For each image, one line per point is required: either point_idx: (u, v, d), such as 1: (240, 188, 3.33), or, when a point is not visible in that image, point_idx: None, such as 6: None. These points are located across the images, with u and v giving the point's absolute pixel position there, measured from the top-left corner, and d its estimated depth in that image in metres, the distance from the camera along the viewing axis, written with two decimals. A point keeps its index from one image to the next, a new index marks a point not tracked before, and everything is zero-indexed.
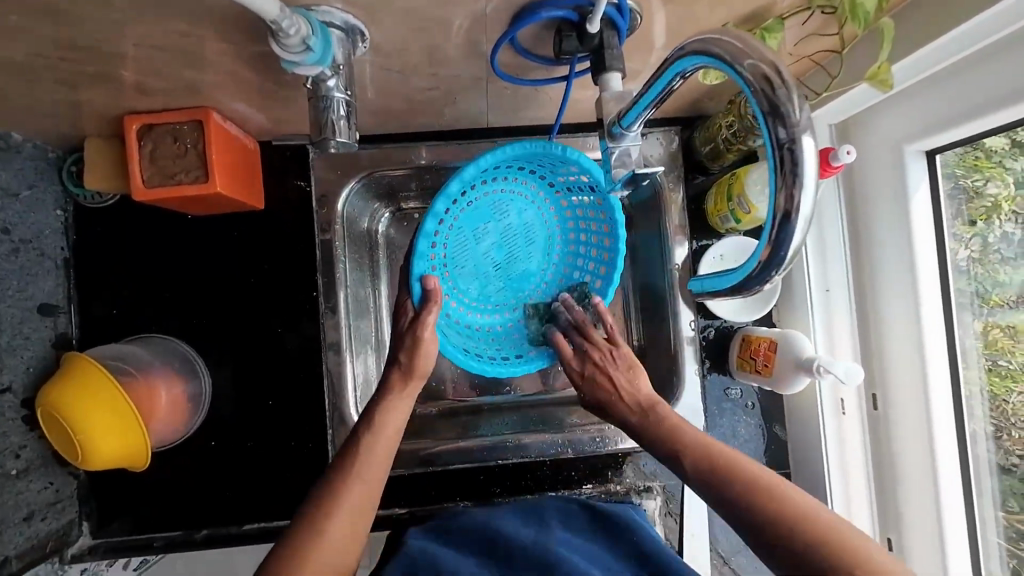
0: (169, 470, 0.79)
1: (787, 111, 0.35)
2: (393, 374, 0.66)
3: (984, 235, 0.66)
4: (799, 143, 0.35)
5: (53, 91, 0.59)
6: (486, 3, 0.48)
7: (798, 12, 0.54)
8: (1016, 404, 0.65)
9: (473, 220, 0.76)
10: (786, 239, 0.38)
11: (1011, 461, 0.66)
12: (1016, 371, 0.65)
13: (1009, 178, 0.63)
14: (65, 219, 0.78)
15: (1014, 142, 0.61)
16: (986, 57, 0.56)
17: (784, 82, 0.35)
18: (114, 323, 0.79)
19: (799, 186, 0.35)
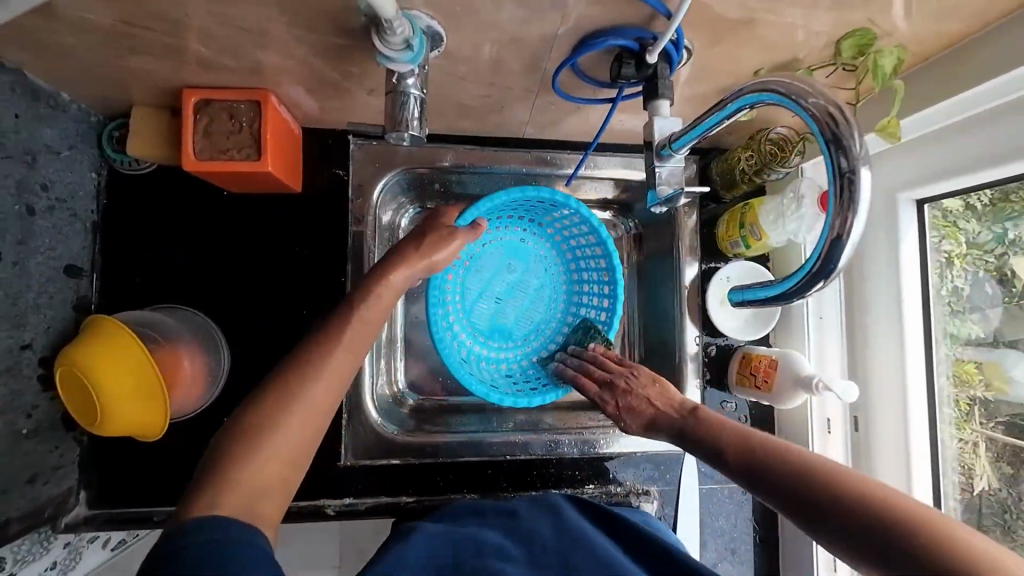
0: (178, 445, 0.78)
1: (849, 145, 0.41)
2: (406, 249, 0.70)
3: (941, 287, 0.75)
4: (859, 174, 0.41)
5: (122, 57, 0.61)
6: (560, 25, 0.53)
7: (825, 66, 0.61)
8: (959, 447, 0.74)
9: (503, 255, 0.92)
10: (835, 255, 0.43)
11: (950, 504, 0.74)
12: (959, 418, 0.74)
13: (961, 239, 0.73)
14: (98, 182, 0.78)
15: (966, 206, 0.71)
16: (974, 124, 0.65)
17: (846, 120, 0.41)
18: (137, 292, 0.79)
19: (854, 211, 0.41)
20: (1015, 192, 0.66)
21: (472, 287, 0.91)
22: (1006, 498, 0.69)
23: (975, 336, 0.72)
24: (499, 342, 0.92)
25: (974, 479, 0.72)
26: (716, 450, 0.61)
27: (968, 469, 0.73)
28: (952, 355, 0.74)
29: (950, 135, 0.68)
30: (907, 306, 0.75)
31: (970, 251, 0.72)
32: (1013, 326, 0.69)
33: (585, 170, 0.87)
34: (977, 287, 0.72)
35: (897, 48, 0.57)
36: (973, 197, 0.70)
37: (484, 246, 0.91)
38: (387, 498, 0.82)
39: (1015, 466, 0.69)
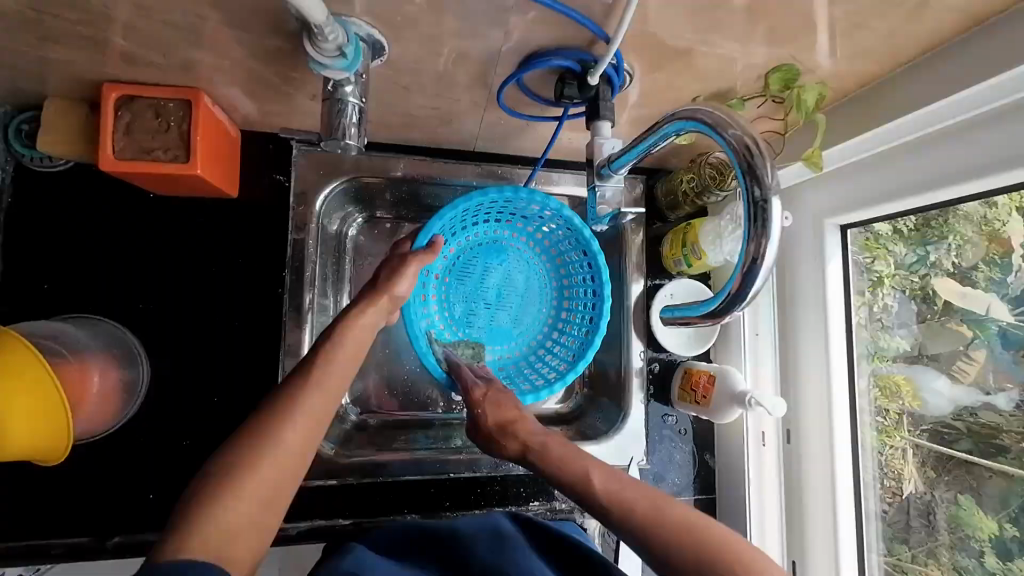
0: (86, 469, 0.71)
1: (762, 174, 0.43)
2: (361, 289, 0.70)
3: (872, 305, 0.80)
4: (769, 202, 0.43)
5: (30, 44, 0.56)
6: (503, 43, 0.54)
7: (756, 97, 0.65)
8: (890, 454, 0.78)
9: (483, 260, 0.89)
10: (751, 278, 0.46)
11: (883, 507, 0.78)
12: (888, 426, 0.78)
13: (891, 260, 0.78)
14: (3, 178, 0.71)
15: (895, 229, 0.76)
16: (888, 158, 0.71)
17: (761, 150, 0.43)
18: (45, 300, 0.72)
19: (767, 237, 0.44)
20: (933, 218, 0.71)
21: (460, 288, 0.88)
22: (930, 500, 0.74)
23: (903, 350, 0.77)
24: (500, 342, 0.90)
25: (901, 483, 0.77)
26: (653, 544, 0.58)
27: (896, 474, 0.77)
28: (873, 371, 0.80)
29: (869, 168, 0.73)
30: (831, 327, 0.80)
31: (898, 271, 0.77)
32: (933, 340, 0.74)
33: (536, 185, 0.88)
34: (904, 305, 0.77)
35: (818, 84, 0.62)
36: (902, 222, 0.75)
37: (472, 248, 0.88)
38: (321, 521, 0.77)
39: (939, 470, 0.73)
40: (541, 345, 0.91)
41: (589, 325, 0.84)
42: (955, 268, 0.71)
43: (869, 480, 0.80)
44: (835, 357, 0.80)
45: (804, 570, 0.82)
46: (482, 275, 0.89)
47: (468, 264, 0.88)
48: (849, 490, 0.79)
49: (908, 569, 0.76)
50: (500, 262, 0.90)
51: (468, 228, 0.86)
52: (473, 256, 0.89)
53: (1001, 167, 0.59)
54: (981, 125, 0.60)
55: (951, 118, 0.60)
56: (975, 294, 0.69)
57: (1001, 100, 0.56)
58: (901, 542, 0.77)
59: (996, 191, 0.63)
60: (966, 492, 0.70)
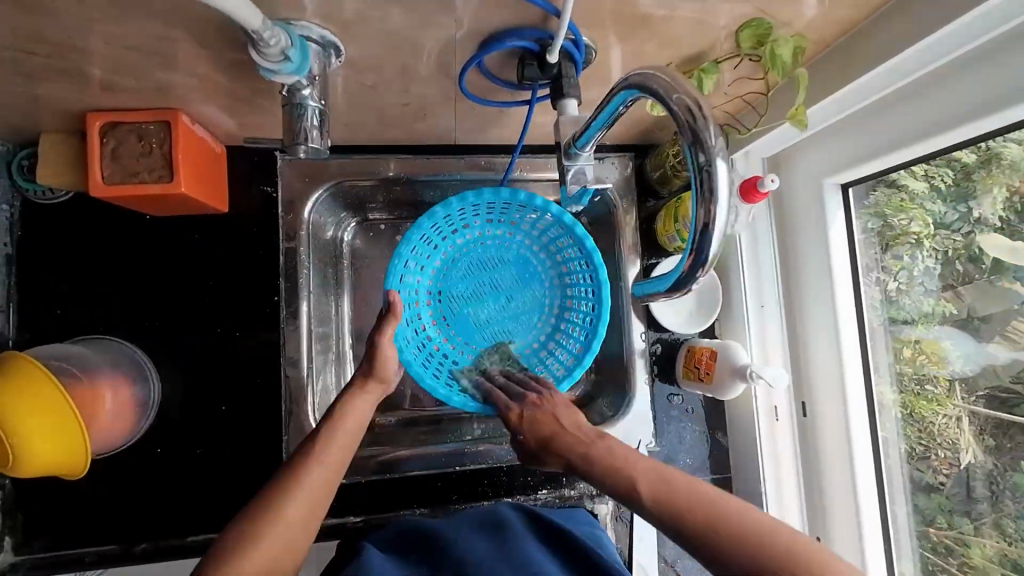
0: (109, 481, 0.75)
1: (705, 138, 0.42)
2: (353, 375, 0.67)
3: (910, 269, 0.73)
4: (715, 166, 0.42)
5: (13, 83, 0.58)
6: (456, 29, 0.53)
7: (731, 58, 0.62)
8: (942, 424, 0.71)
9: (473, 264, 0.87)
10: (705, 245, 0.45)
11: (938, 480, 0.71)
12: (940, 396, 0.71)
13: (930, 219, 0.70)
14: (11, 213, 0.75)
15: (932, 188, 0.69)
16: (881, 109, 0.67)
17: (703, 113, 0.42)
18: (59, 324, 0.76)
19: (715, 203, 0.43)
20: (975, 170, 0.64)
21: (448, 298, 0.86)
22: (993, 469, 0.66)
23: (948, 313, 0.70)
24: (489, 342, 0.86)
25: (958, 453, 0.69)
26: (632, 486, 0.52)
27: (951, 444, 0.70)
28: (891, 333, 0.76)
29: (860, 120, 0.70)
30: (839, 292, 0.76)
31: (938, 231, 0.70)
32: (983, 301, 0.66)
33: (521, 173, 0.87)
34: (946, 267, 0.70)
35: (795, 36, 0.58)
36: (939, 179, 0.68)
37: (463, 254, 0.86)
38: (332, 519, 0.79)
39: (1000, 438, 0.65)
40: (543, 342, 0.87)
41: (590, 298, 0.82)
42: (1003, 222, 0.64)
43: (916, 453, 0.73)
44: (844, 323, 0.76)
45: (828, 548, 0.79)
46: (468, 283, 0.87)
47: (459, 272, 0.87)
48: (869, 459, 0.76)
49: (972, 542, 0.69)
50: (490, 259, 0.87)
51: (455, 237, 0.85)
52: (467, 267, 0.87)
53: (991, 108, 0.56)
54: (972, 64, 0.57)
55: (933, 62, 0.57)
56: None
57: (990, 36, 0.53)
58: (962, 515, 0.70)
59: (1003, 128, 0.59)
60: None
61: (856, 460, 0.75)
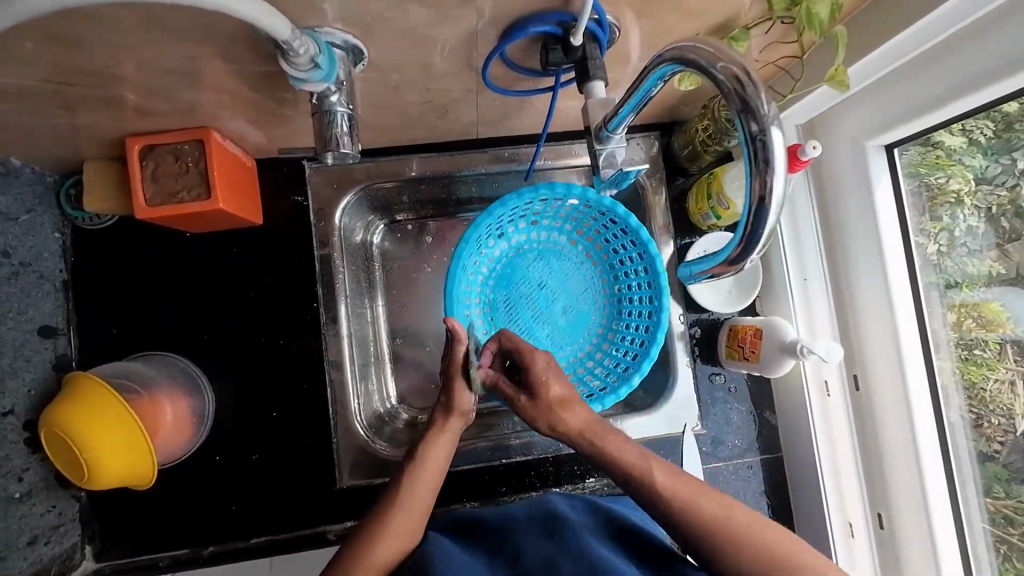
0: (174, 490, 0.79)
1: (757, 106, 0.40)
2: (436, 411, 0.70)
3: (951, 229, 0.70)
4: (769, 134, 0.40)
5: (56, 115, 0.61)
6: (478, 21, 0.52)
7: (762, 22, 0.59)
8: (994, 389, 0.68)
9: (528, 267, 0.87)
10: (761, 220, 0.43)
11: (993, 448, 0.69)
12: (992, 359, 0.68)
13: (970, 175, 0.68)
14: (64, 241, 0.79)
15: (971, 141, 0.66)
16: (925, 62, 0.63)
17: (752, 81, 0.40)
18: (115, 343, 0.80)
19: (771, 172, 0.41)
20: (1018, 118, 0.61)
21: (504, 309, 0.86)
22: None
23: (996, 274, 0.67)
24: (558, 338, 0.86)
25: (1014, 419, 0.66)
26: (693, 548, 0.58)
27: (1005, 409, 0.67)
28: (945, 298, 0.72)
29: (905, 76, 0.66)
30: (890, 259, 0.73)
31: (979, 186, 0.67)
32: None
33: (546, 162, 0.86)
34: (990, 224, 0.67)
35: None
36: (978, 133, 0.65)
37: (509, 261, 0.87)
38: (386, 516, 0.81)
39: None
40: (609, 329, 0.86)
41: (651, 305, 0.80)
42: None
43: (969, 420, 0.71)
44: (897, 291, 0.73)
45: (891, 522, 0.77)
46: (518, 294, 0.87)
47: (503, 283, 0.86)
48: (931, 431, 0.72)
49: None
50: (533, 264, 0.87)
51: (503, 243, 0.85)
52: (505, 276, 0.86)
53: None
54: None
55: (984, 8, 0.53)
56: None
57: None
58: (1020, 483, 0.66)
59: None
60: None
61: (916, 431, 0.72)
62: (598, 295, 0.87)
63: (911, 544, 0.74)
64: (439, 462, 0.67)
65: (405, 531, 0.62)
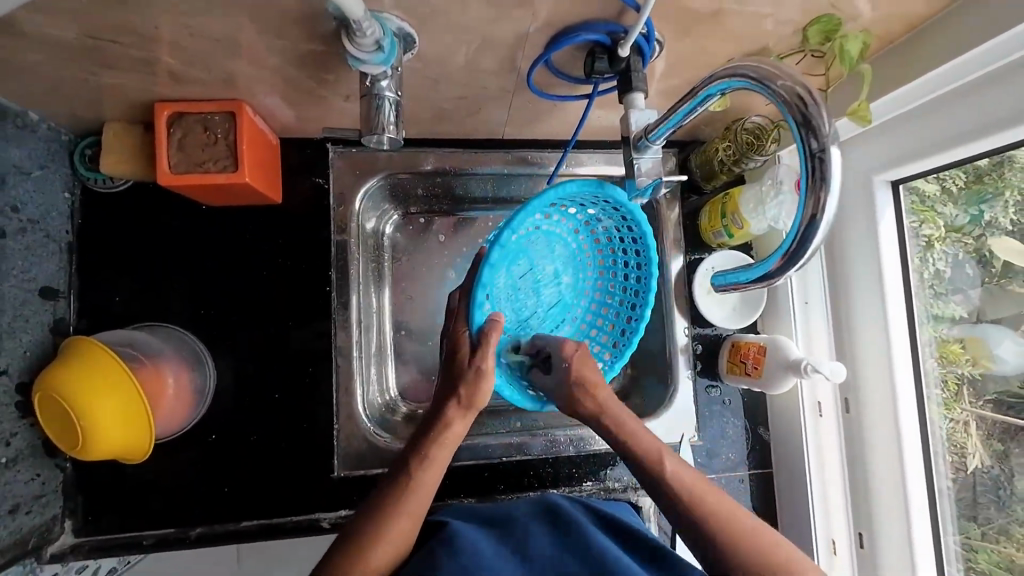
0: (166, 467, 0.76)
1: (818, 124, 0.43)
2: (450, 409, 0.66)
3: (923, 271, 0.77)
4: (828, 153, 0.43)
5: (89, 72, 0.59)
6: (531, 23, 0.54)
7: (794, 53, 0.63)
8: (950, 428, 0.75)
9: (532, 244, 0.79)
10: (810, 236, 0.45)
11: (947, 484, 0.76)
12: (948, 400, 0.75)
13: (940, 222, 0.75)
14: (72, 202, 0.76)
15: (943, 189, 0.73)
16: (924, 113, 0.68)
17: (814, 100, 0.43)
18: (116, 311, 0.77)
19: (826, 189, 0.43)
20: (986, 172, 0.69)
21: (500, 289, 0.77)
22: (999, 475, 0.71)
23: (957, 317, 0.74)
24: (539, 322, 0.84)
25: (966, 458, 0.73)
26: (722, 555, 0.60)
27: (959, 449, 0.74)
28: (933, 333, 0.76)
29: (912, 117, 0.70)
30: (890, 299, 0.77)
31: (949, 233, 0.74)
32: (993, 304, 0.71)
33: (566, 168, 0.88)
34: (958, 269, 0.74)
35: (862, 33, 0.58)
36: (950, 179, 0.72)
37: (519, 238, 0.75)
38: None
39: (1007, 443, 0.70)
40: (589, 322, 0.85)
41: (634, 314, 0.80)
42: (1014, 226, 0.68)
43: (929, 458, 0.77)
44: (895, 331, 0.76)
45: (871, 543, 0.80)
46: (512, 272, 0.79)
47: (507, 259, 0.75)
48: (918, 464, 0.75)
49: (979, 547, 0.73)
50: (534, 243, 0.80)
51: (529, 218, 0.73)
52: (512, 253, 0.76)
53: None
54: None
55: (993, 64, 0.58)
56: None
57: None
58: (969, 520, 0.74)
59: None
60: None
61: (905, 461, 0.75)
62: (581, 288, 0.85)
63: (891, 564, 0.77)
64: (438, 466, 0.64)
65: (400, 537, 0.59)
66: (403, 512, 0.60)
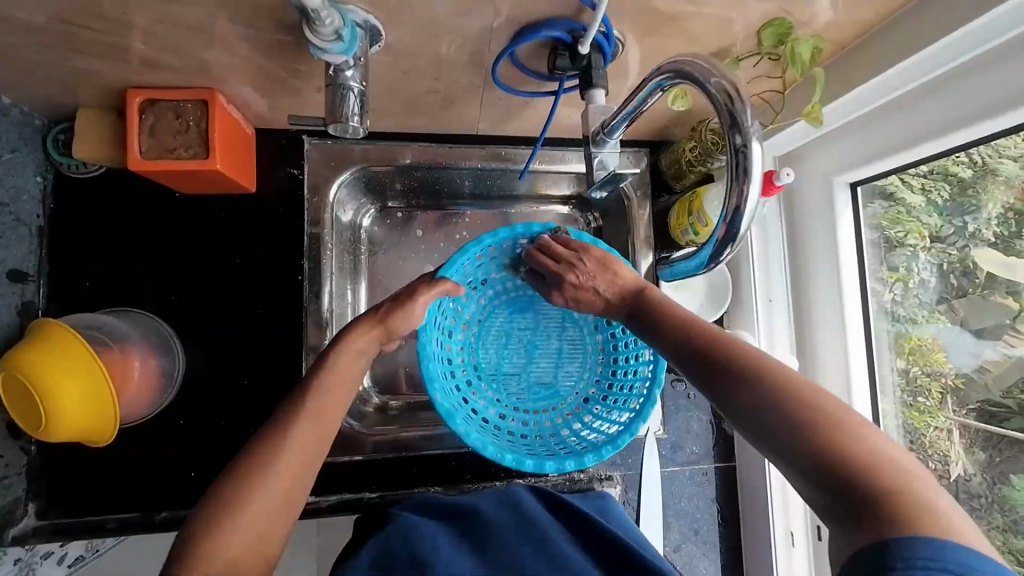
0: (134, 452, 0.77)
1: (743, 121, 0.45)
2: (364, 317, 0.66)
3: (906, 281, 0.77)
4: (750, 147, 0.45)
5: (60, 56, 0.60)
6: (494, 19, 0.56)
7: (749, 57, 0.65)
8: (934, 436, 0.75)
9: (534, 309, 0.88)
10: (736, 224, 0.48)
11: None
12: (931, 406, 0.75)
13: (926, 233, 0.75)
14: (45, 186, 0.77)
15: (929, 201, 0.73)
16: (878, 116, 0.72)
17: (740, 98, 0.45)
18: (87, 295, 0.78)
19: (749, 183, 0.46)
20: (970, 185, 0.69)
21: (490, 338, 0.87)
22: (982, 482, 0.70)
23: (943, 324, 0.74)
24: (541, 399, 0.86)
25: (948, 466, 0.73)
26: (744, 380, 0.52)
27: (942, 456, 0.74)
28: (895, 337, 0.79)
29: (874, 118, 0.72)
30: (849, 298, 0.80)
31: (934, 244, 0.74)
32: (976, 316, 0.70)
33: (539, 164, 0.89)
34: (938, 279, 0.74)
35: (813, 38, 0.61)
36: (936, 194, 0.72)
37: (511, 299, 0.87)
38: (348, 495, 0.81)
39: (989, 451, 0.69)
40: (595, 398, 0.85)
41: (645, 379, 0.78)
42: (997, 238, 0.68)
43: None
44: (851, 329, 0.81)
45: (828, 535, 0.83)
46: (509, 328, 0.88)
47: (507, 307, 0.88)
48: None
49: None
50: (545, 311, 0.88)
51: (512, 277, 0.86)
52: (514, 304, 0.88)
53: (994, 112, 0.60)
54: (997, 59, 0.58)
55: (930, 72, 0.62)
56: (1019, 264, 0.66)
57: (983, 46, 0.57)
58: None
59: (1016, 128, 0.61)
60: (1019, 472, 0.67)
61: None
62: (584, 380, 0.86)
63: None
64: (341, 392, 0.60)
65: (303, 448, 0.56)
66: (302, 416, 0.57)
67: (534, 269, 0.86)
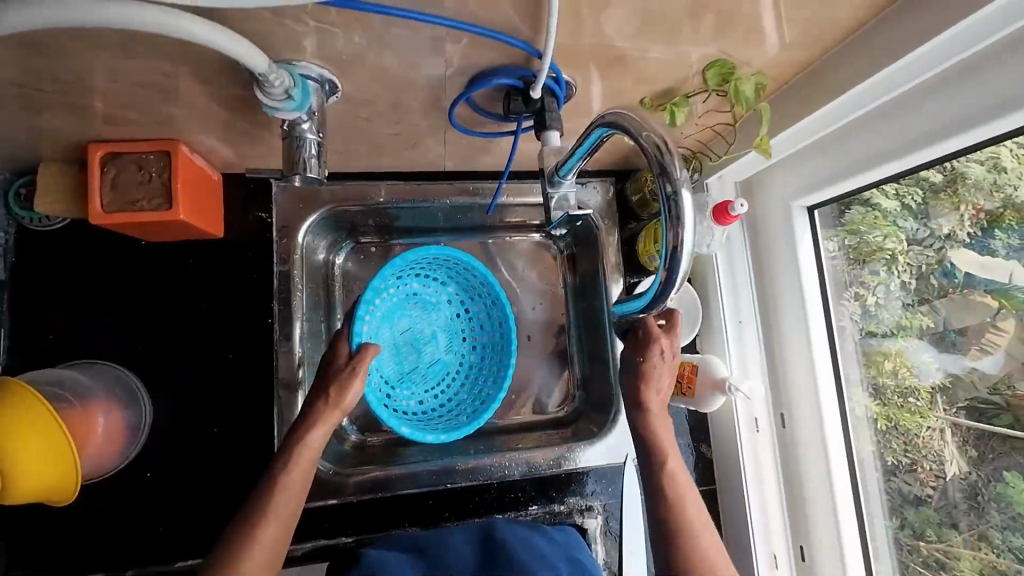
0: (98, 508, 0.75)
1: (672, 172, 0.47)
2: (316, 404, 0.69)
3: (888, 284, 0.76)
4: (680, 195, 0.47)
5: (17, 116, 0.60)
6: (446, 69, 0.57)
7: (699, 92, 0.67)
8: (926, 436, 0.72)
9: (406, 307, 0.91)
10: (676, 265, 0.49)
11: (926, 493, 0.73)
12: (922, 408, 0.73)
13: (902, 236, 0.74)
14: (6, 241, 0.76)
15: (903, 206, 0.73)
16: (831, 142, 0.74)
17: (669, 150, 0.47)
18: (49, 349, 0.77)
19: (682, 227, 0.47)
20: (942, 188, 0.68)
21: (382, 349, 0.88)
22: (976, 480, 0.68)
23: (925, 326, 0.72)
24: (427, 376, 0.92)
25: (942, 465, 0.71)
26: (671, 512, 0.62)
27: (935, 456, 0.71)
28: (862, 344, 0.80)
29: (827, 144, 0.75)
30: (812, 318, 0.81)
31: (911, 247, 0.73)
32: (958, 315, 0.69)
33: (508, 198, 0.91)
34: (923, 280, 0.72)
35: (755, 75, 0.64)
36: (909, 198, 0.71)
37: (393, 303, 0.89)
38: (323, 541, 0.80)
39: (981, 448, 0.67)
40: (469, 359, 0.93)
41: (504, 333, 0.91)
42: (972, 238, 0.67)
43: (902, 466, 0.75)
44: (817, 351, 0.81)
45: (810, 556, 0.83)
46: (395, 332, 0.90)
47: (386, 318, 0.89)
48: (844, 477, 0.79)
49: (960, 553, 0.70)
50: (410, 305, 0.91)
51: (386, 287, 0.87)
52: (392, 310, 0.89)
53: (933, 138, 0.63)
54: (938, 86, 0.61)
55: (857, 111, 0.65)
56: (995, 263, 0.65)
57: (898, 90, 0.61)
58: (950, 527, 0.71)
59: (971, 147, 0.63)
60: (1013, 468, 0.65)
61: (833, 474, 0.79)
62: (456, 348, 0.93)
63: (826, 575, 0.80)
64: (306, 466, 0.65)
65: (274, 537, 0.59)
66: (274, 512, 0.60)
67: (404, 271, 0.88)
